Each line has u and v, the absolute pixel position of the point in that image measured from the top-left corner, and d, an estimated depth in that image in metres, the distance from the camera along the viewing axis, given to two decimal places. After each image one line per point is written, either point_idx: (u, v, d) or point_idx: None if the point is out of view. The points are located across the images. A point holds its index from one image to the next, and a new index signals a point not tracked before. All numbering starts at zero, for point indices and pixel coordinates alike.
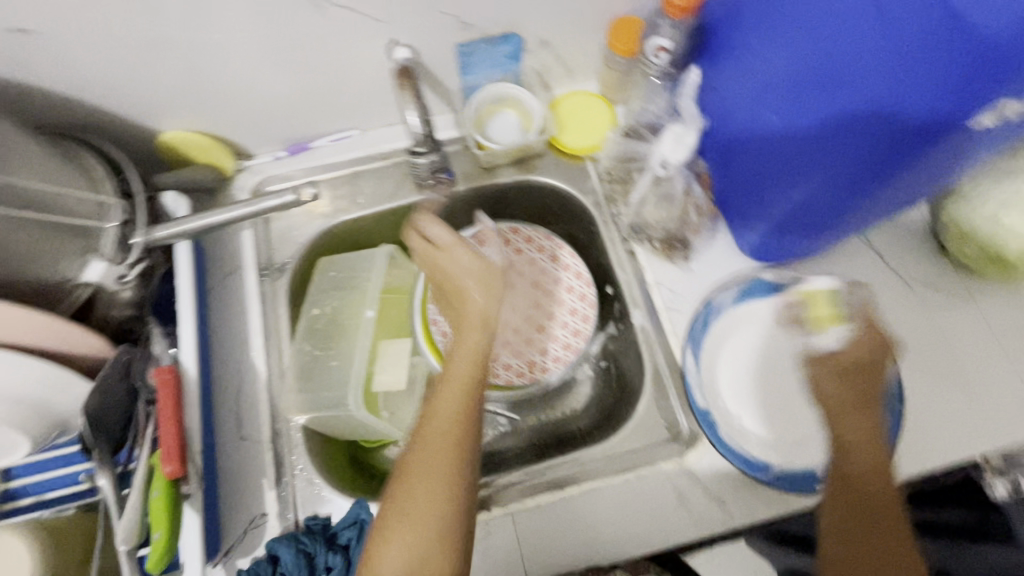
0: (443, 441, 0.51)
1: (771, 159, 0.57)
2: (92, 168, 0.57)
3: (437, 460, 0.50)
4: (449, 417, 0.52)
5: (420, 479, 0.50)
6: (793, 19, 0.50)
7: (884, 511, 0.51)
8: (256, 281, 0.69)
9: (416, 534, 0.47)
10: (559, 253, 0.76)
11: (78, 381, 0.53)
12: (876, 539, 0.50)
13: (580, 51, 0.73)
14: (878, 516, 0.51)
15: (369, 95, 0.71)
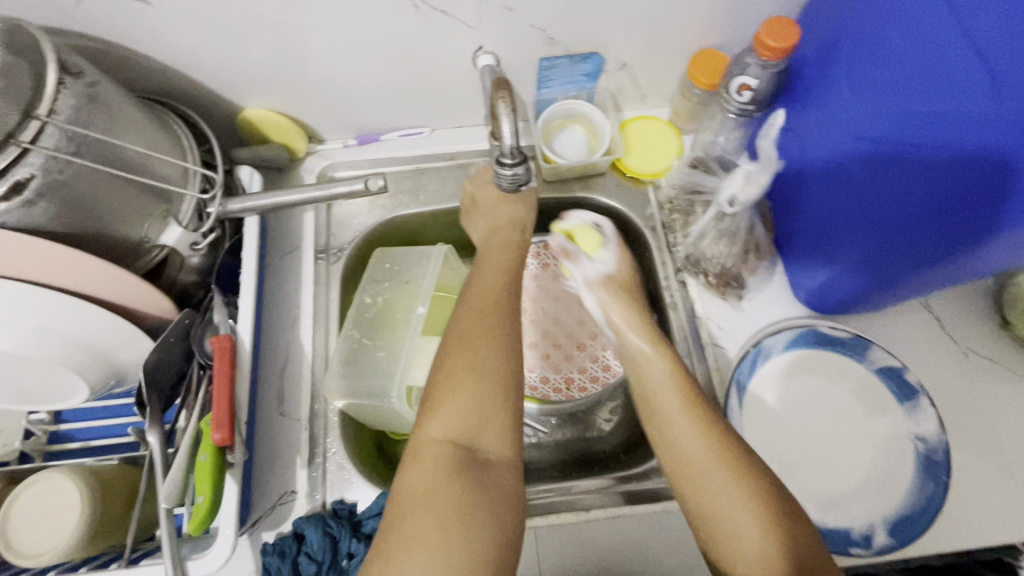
0: (494, 307, 0.52)
1: (845, 203, 0.56)
2: (179, 137, 0.59)
3: (489, 321, 0.51)
4: (493, 289, 0.54)
5: (475, 339, 0.50)
6: (882, 75, 0.50)
7: (672, 396, 0.55)
8: (313, 263, 0.71)
9: (475, 376, 0.48)
10: None
11: (142, 339, 0.55)
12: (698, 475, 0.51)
13: (657, 77, 0.73)
14: (665, 404, 0.55)
15: (445, 96, 0.73)
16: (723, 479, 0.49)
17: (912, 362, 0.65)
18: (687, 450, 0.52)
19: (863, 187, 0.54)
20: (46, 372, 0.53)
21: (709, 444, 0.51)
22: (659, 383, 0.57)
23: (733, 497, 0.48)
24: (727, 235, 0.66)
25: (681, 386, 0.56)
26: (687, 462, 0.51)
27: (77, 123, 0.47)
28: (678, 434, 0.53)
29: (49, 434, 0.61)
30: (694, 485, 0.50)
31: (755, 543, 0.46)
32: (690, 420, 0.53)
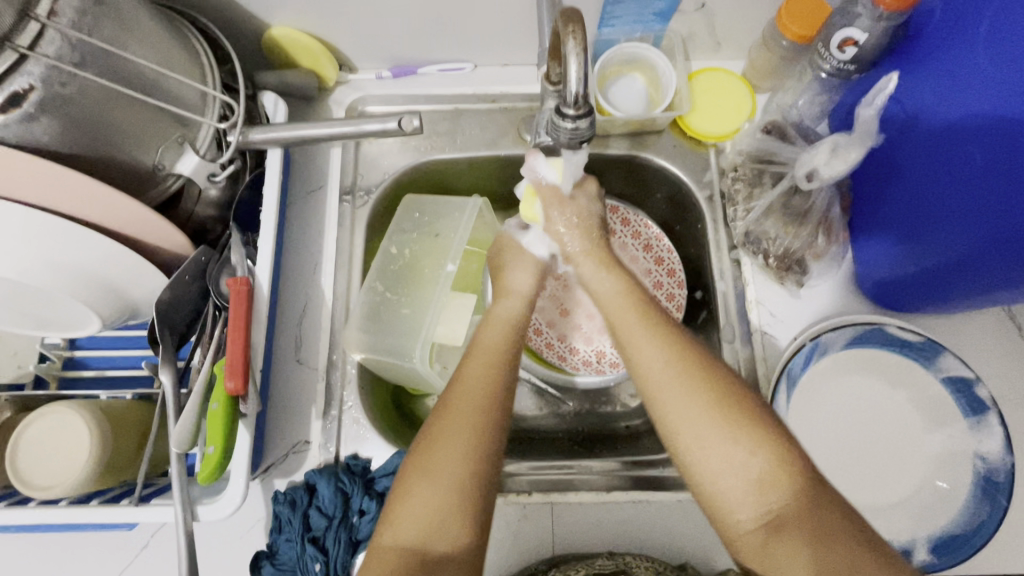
0: (472, 407, 0.46)
1: (953, 186, 0.48)
2: (196, 53, 0.53)
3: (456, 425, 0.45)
4: (470, 387, 0.47)
5: (439, 440, 0.45)
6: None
7: (625, 313, 0.50)
8: (337, 205, 0.66)
9: (438, 483, 0.43)
10: (654, 243, 0.71)
11: (156, 274, 0.52)
12: (695, 432, 0.43)
13: (738, 23, 0.63)
14: (621, 321, 0.49)
15: (494, 28, 0.64)
16: (694, 400, 0.44)
17: (983, 372, 0.59)
18: (651, 370, 0.46)
19: (971, 177, 0.46)
20: (57, 301, 0.50)
21: (671, 355, 0.46)
22: (618, 305, 0.51)
23: (696, 408, 0.44)
24: (794, 215, 0.59)
25: (640, 304, 0.50)
26: (650, 381, 0.46)
27: (81, 29, 0.42)
28: (636, 349, 0.47)
29: (64, 359, 0.60)
30: (657, 404, 0.45)
31: (728, 456, 0.42)
32: (649, 334, 0.47)
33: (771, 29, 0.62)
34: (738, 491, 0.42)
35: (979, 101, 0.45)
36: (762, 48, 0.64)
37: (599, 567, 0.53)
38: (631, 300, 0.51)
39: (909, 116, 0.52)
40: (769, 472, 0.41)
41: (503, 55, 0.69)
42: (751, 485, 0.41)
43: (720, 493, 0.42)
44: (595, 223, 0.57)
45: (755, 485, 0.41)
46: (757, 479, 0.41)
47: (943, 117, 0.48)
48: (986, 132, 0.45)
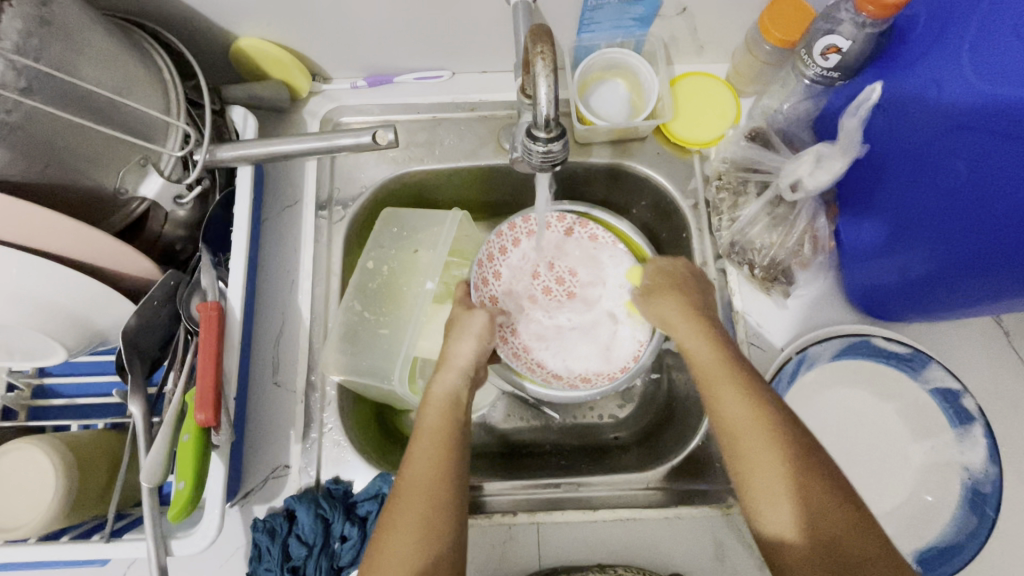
0: (427, 490, 0.45)
1: (960, 216, 0.45)
2: (159, 72, 0.51)
3: (413, 518, 0.44)
4: (430, 465, 0.47)
5: (399, 523, 0.44)
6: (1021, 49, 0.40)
7: (712, 364, 0.50)
8: (313, 221, 0.64)
9: (405, 551, 0.43)
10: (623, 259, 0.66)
11: (121, 301, 0.50)
12: (776, 492, 0.44)
13: (721, 26, 0.62)
14: (706, 371, 0.50)
15: (470, 36, 0.63)
16: (776, 459, 0.44)
17: (970, 380, 0.58)
18: (735, 417, 0.47)
19: (958, 191, 0.45)
20: (19, 334, 0.49)
21: (754, 407, 0.47)
22: (711, 361, 0.50)
23: (768, 457, 0.45)
24: (780, 224, 0.58)
25: (734, 361, 0.50)
26: (733, 429, 0.47)
27: (26, 53, 0.39)
28: (720, 396, 0.48)
29: (34, 387, 0.58)
30: (734, 447, 0.47)
31: (786, 504, 0.43)
32: (734, 383, 0.48)
33: (754, 33, 0.61)
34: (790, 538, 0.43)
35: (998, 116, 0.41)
36: (745, 52, 0.62)
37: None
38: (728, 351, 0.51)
39: (896, 121, 0.50)
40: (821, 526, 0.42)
41: (481, 62, 0.67)
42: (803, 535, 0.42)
43: (778, 546, 0.43)
44: (688, 286, 0.58)
45: (810, 538, 0.42)
46: (811, 531, 0.42)
47: (932, 126, 0.47)
48: (975, 146, 0.43)
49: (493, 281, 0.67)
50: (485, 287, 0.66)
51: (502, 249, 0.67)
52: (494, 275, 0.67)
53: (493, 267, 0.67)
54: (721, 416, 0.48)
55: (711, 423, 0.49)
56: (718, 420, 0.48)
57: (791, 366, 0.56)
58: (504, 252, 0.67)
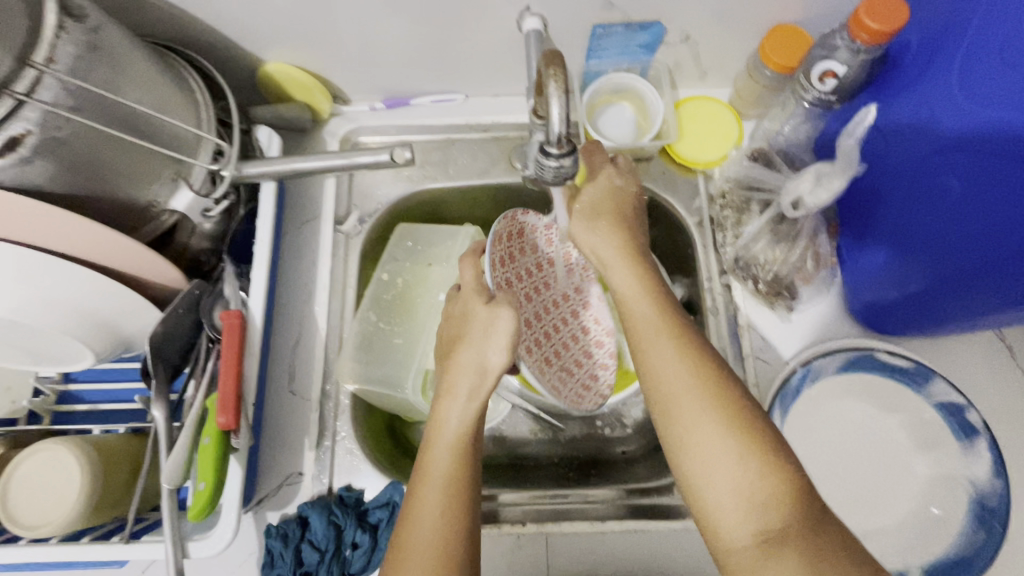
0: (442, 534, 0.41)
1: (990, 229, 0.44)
2: (193, 93, 0.54)
3: (427, 559, 0.40)
4: (442, 502, 0.42)
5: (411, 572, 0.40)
6: (1014, 76, 0.41)
7: (645, 314, 0.48)
8: (331, 235, 0.67)
9: None
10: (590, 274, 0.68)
11: (148, 308, 0.52)
12: (713, 447, 0.41)
13: (722, 51, 0.65)
14: (639, 322, 0.48)
15: (484, 61, 0.66)
16: (711, 412, 0.42)
17: (974, 394, 0.59)
18: (666, 371, 0.44)
19: (957, 210, 0.46)
20: (51, 338, 0.51)
21: (691, 360, 0.44)
22: (640, 309, 0.48)
23: (701, 417, 0.42)
24: (783, 240, 0.60)
25: (667, 309, 0.48)
26: (663, 389, 0.44)
27: (77, 74, 0.43)
28: (651, 357, 0.46)
29: (59, 393, 0.60)
30: (664, 406, 0.44)
31: (721, 466, 0.41)
32: (670, 337, 0.46)
33: (754, 58, 0.64)
34: (734, 506, 0.40)
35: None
36: (747, 78, 0.65)
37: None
38: (658, 298, 0.49)
39: (892, 141, 0.53)
40: (760, 485, 0.40)
41: (493, 86, 0.71)
42: (741, 498, 0.40)
43: (712, 504, 0.41)
44: (615, 213, 0.54)
45: (751, 504, 0.39)
46: (756, 494, 0.39)
47: (934, 146, 0.48)
48: (973, 167, 0.45)
49: (514, 259, 0.62)
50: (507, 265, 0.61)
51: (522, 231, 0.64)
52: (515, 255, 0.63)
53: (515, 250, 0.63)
54: (650, 366, 0.46)
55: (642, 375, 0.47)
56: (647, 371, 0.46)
57: (796, 380, 0.57)
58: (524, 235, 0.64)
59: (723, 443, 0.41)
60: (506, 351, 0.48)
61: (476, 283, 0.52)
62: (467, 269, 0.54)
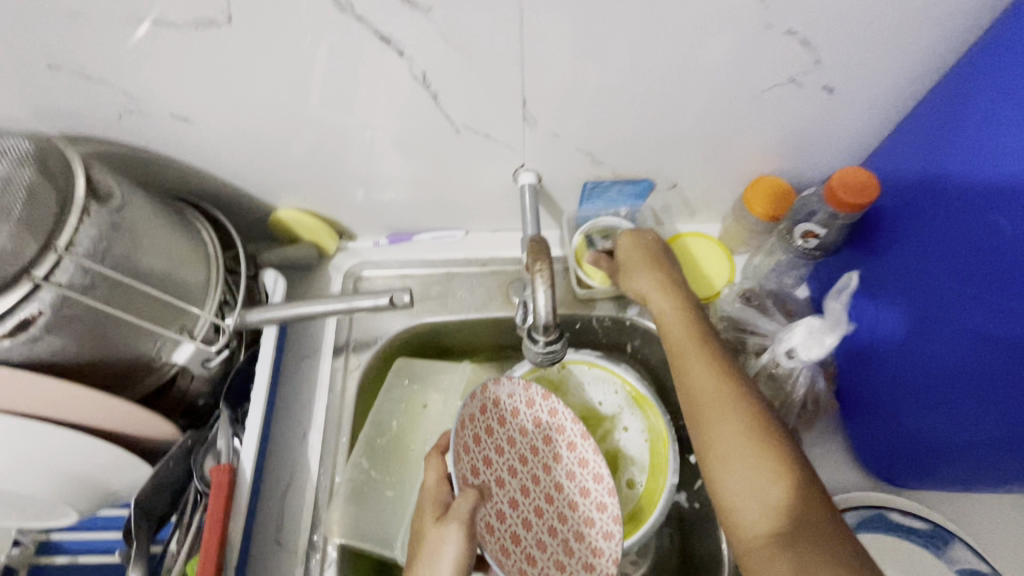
0: None
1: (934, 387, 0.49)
2: (204, 246, 0.58)
3: None
4: None
5: None
6: (974, 249, 0.45)
7: (713, 387, 0.52)
8: (329, 370, 0.67)
9: None
10: (581, 444, 0.62)
11: (139, 465, 0.52)
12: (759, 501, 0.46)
13: (708, 196, 0.69)
14: (701, 395, 0.52)
15: (483, 203, 0.70)
16: (767, 478, 0.46)
17: (999, 551, 0.55)
18: (723, 437, 0.50)
19: (932, 361, 0.49)
20: (34, 498, 0.50)
21: (748, 431, 0.49)
22: (706, 385, 0.53)
23: (728, 416, 0.50)
24: (778, 387, 0.59)
25: (730, 383, 0.52)
26: (696, 393, 0.53)
27: (95, 254, 0.45)
28: (687, 367, 0.55)
29: (40, 543, 0.58)
30: (698, 402, 0.52)
31: (746, 463, 0.47)
32: (728, 408, 0.51)
33: (739, 204, 0.67)
34: (758, 505, 0.46)
35: (945, 280, 0.47)
36: (736, 221, 0.68)
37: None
38: (723, 372, 0.53)
39: (885, 299, 0.55)
40: (780, 485, 0.46)
41: (493, 223, 0.74)
42: (759, 494, 0.46)
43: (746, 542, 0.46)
44: (657, 260, 0.63)
45: (773, 502, 0.46)
46: (771, 498, 0.46)
47: (920, 296, 0.50)
48: (926, 313, 0.49)
49: (472, 451, 0.57)
50: (467, 454, 0.56)
51: (496, 401, 0.61)
52: (486, 434, 0.59)
53: (494, 419, 0.60)
54: (710, 434, 0.51)
55: (698, 441, 0.52)
56: (706, 438, 0.51)
57: None
58: (498, 405, 0.61)
59: (769, 495, 0.46)
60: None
61: (436, 486, 0.54)
62: (432, 468, 0.55)
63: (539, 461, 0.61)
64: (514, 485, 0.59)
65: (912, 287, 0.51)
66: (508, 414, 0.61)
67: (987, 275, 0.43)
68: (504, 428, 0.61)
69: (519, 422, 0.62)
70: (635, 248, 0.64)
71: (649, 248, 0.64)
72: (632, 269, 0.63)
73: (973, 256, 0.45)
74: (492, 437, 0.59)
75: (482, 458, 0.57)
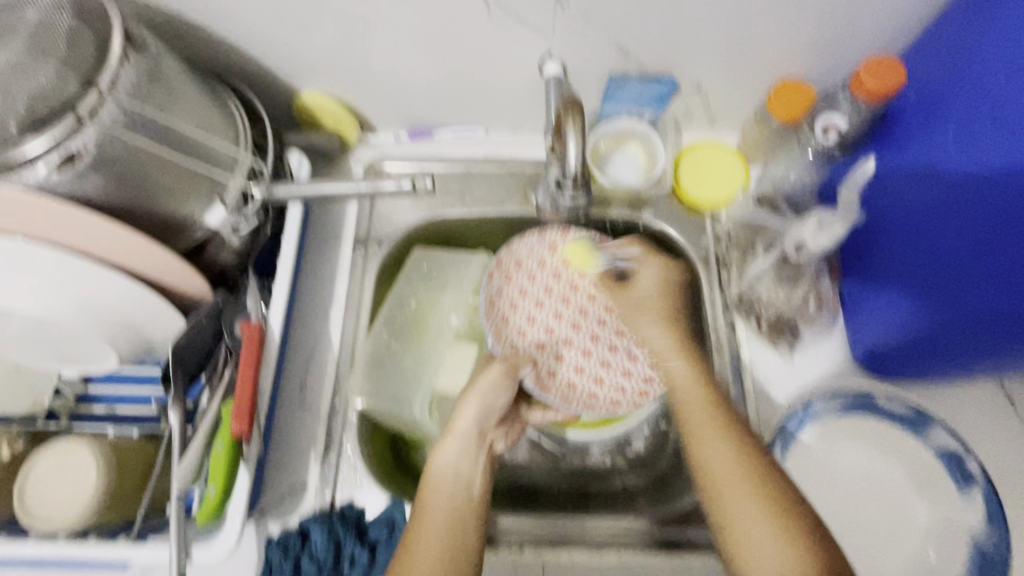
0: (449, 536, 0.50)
1: (929, 266, 0.52)
2: (232, 114, 0.58)
3: (431, 558, 0.48)
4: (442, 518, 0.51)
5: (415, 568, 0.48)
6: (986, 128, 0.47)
7: (709, 432, 0.53)
8: (350, 256, 0.70)
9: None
10: (615, 262, 0.69)
11: (175, 317, 0.54)
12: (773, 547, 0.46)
13: (730, 101, 0.69)
14: (694, 437, 0.53)
15: (506, 98, 0.70)
16: (774, 520, 0.47)
17: (974, 436, 0.59)
18: (716, 462, 0.51)
19: (929, 239, 0.52)
20: (77, 338, 0.53)
21: (752, 474, 0.49)
22: (696, 408, 0.55)
23: (722, 438, 0.52)
24: (786, 281, 0.62)
25: (723, 414, 0.54)
26: (686, 413, 0.55)
27: (136, 98, 0.47)
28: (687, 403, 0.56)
29: (78, 394, 0.62)
30: (689, 425, 0.54)
31: (731, 471, 0.50)
32: (726, 440, 0.51)
33: (762, 108, 0.67)
34: (769, 565, 0.45)
35: (942, 165, 0.51)
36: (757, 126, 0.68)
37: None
38: (726, 432, 0.52)
39: (892, 198, 0.57)
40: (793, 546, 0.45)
41: (514, 124, 0.75)
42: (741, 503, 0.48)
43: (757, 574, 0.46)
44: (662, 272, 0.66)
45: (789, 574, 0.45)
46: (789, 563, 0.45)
47: (921, 184, 0.53)
48: (925, 197, 0.53)
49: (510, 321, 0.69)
50: (506, 327, 0.68)
51: (517, 262, 0.70)
52: (510, 309, 0.69)
53: (518, 285, 0.70)
54: (708, 465, 0.51)
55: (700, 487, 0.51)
56: (706, 468, 0.51)
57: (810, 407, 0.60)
58: (520, 266, 0.70)
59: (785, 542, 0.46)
60: (478, 410, 0.59)
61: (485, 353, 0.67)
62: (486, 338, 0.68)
63: (579, 296, 0.70)
64: (562, 321, 0.69)
65: (913, 181, 0.54)
66: (533, 268, 0.70)
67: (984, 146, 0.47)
68: (534, 284, 0.70)
69: (544, 283, 0.70)
70: (657, 281, 0.66)
71: (660, 278, 0.66)
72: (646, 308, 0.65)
73: (969, 132, 0.49)
74: (517, 311, 0.69)
75: (519, 323, 0.69)
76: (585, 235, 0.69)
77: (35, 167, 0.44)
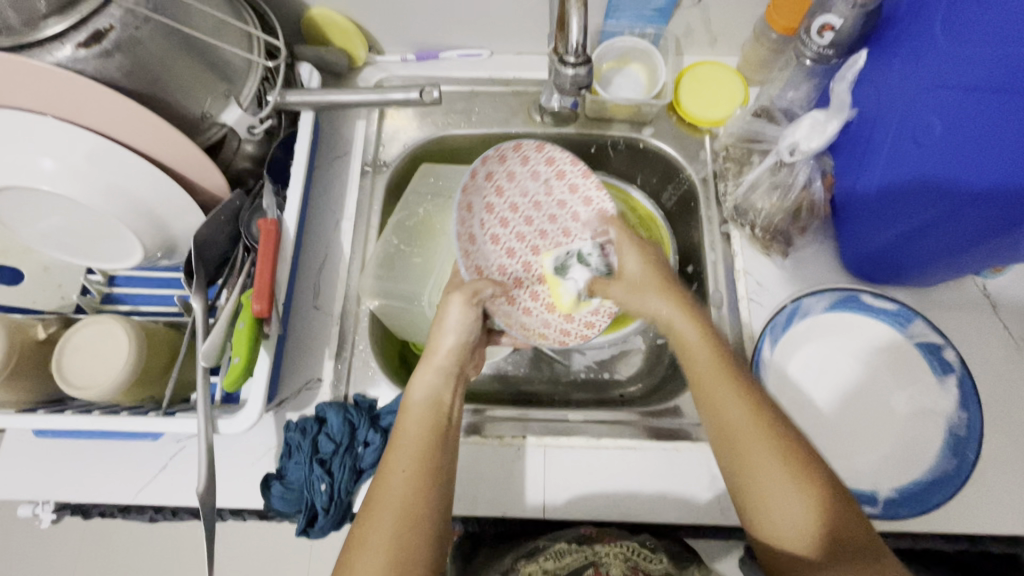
0: (422, 475, 0.47)
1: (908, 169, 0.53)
2: (245, 19, 0.60)
3: (403, 492, 0.46)
4: (416, 455, 0.48)
5: (386, 507, 0.45)
6: (978, 15, 0.48)
7: (711, 368, 0.51)
8: (359, 170, 0.72)
9: (394, 527, 0.44)
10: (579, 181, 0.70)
11: (194, 210, 0.57)
12: (786, 494, 0.45)
13: (730, 18, 0.70)
14: (701, 375, 0.51)
15: (510, 17, 0.72)
16: (781, 463, 0.46)
17: (954, 336, 0.63)
18: (733, 414, 0.48)
19: (913, 140, 0.53)
20: (104, 227, 0.56)
21: (754, 412, 0.48)
22: (699, 354, 0.52)
23: (729, 383, 0.50)
24: (779, 188, 0.64)
25: (725, 361, 0.51)
26: (730, 430, 0.48)
27: None
28: (719, 396, 0.49)
29: (103, 295, 0.65)
30: (738, 451, 0.47)
31: (796, 499, 0.44)
32: (732, 384, 0.49)
33: (761, 24, 0.69)
34: (788, 521, 0.44)
35: (933, 62, 0.51)
36: (755, 42, 0.70)
37: (569, 561, 0.52)
38: (737, 382, 0.50)
39: (876, 101, 0.58)
40: (812, 499, 0.44)
41: (518, 44, 0.76)
42: (805, 530, 0.44)
43: (773, 533, 0.45)
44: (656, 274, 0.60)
45: (807, 523, 0.44)
46: (807, 520, 0.44)
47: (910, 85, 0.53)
48: (912, 97, 0.53)
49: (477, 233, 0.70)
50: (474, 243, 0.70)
51: (488, 174, 0.69)
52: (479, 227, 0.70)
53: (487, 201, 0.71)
54: (725, 419, 0.49)
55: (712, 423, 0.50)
56: (723, 424, 0.49)
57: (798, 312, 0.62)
58: (492, 177, 0.69)
59: (799, 483, 0.45)
60: (455, 347, 0.56)
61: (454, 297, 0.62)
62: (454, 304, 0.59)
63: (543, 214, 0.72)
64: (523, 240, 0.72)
65: (900, 83, 0.55)
66: (505, 180, 0.71)
67: (976, 35, 0.48)
68: (502, 198, 0.71)
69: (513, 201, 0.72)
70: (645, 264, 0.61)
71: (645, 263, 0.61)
72: (649, 288, 0.59)
73: (955, 24, 0.50)
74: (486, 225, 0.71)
75: (488, 233, 0.71)
76: (559, 151, 0.69)
77: (60, 43, 0.46)
